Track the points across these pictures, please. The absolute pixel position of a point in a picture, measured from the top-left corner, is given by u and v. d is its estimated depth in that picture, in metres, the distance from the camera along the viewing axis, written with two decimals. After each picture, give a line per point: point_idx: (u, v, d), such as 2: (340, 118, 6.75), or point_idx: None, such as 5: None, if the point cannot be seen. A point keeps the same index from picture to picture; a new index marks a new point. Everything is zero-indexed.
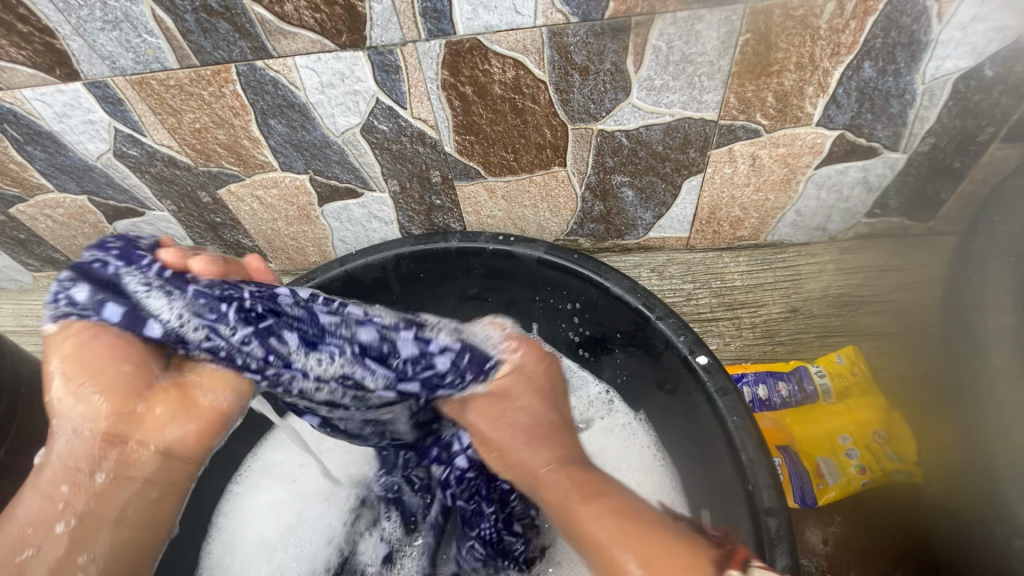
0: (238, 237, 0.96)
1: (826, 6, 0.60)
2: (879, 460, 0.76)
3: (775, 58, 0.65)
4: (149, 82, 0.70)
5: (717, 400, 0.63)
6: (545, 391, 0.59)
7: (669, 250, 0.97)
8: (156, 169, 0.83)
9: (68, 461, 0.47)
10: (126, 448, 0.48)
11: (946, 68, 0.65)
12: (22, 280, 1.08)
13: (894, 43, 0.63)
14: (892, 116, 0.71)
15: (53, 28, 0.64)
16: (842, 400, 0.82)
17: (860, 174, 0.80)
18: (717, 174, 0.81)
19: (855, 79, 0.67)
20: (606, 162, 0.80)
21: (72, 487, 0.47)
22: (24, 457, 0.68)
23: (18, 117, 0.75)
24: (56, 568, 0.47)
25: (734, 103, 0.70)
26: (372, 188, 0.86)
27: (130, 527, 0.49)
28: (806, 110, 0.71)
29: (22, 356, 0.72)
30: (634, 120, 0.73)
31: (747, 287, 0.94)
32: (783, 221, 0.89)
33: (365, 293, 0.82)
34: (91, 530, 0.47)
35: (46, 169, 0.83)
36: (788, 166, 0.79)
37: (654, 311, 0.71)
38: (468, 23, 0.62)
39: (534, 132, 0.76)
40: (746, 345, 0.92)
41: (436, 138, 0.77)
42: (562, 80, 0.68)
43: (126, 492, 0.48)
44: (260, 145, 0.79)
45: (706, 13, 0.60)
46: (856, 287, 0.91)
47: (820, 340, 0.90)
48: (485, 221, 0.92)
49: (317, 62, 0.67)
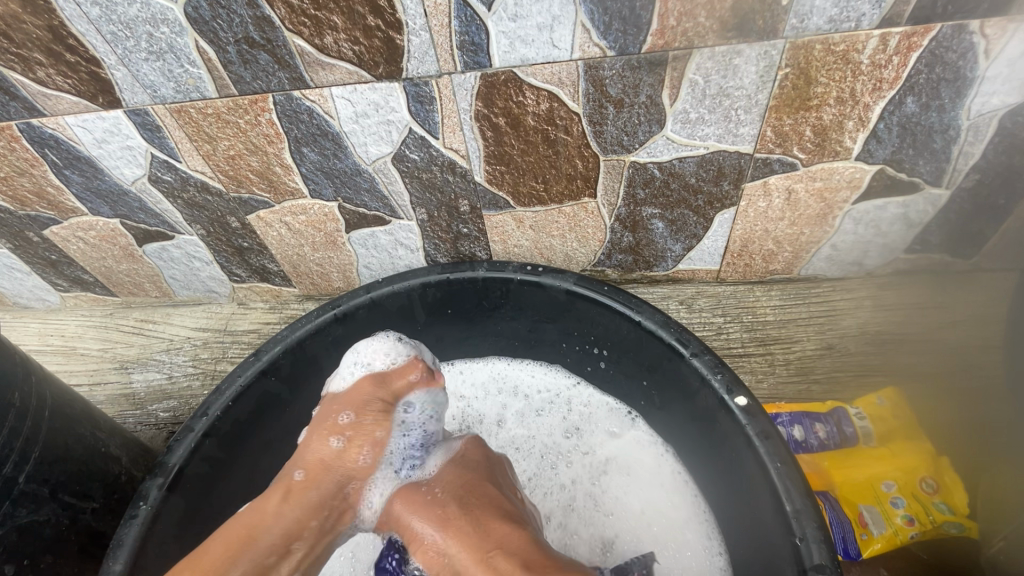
0: (264, 262, 0.96)
1: (869, 41, 0.59)
2: (929, 511, 0.72)
3: (814, 92, 0.64)
4: (188, 111, 0.71)
5: (759, 444, 0.61)
6: (467, 536, 0.58)
7: (698, 283, 0.95)
8: (189, 195, 0.84)
9: (318, 492, 0.65)
10: (304, 500, 0.63)
11: (992, 104, 0.64)
12: (50, 300, 1.09)
13: (939, 78, 0.62)
14: (935, 152, 0.69)
15: (99, 58, 0.65)
16: (883, 443, 0.79)
17: (900, 210, 0.78)
18: (751, 208, 0.79)
19: (897, 114, 0.66)
20: (637, 194, 0.79)
21: (317, 519, 0.63)
22: (40, 483, 0.66)
23: (58, 142, 0.77)
24: (282, 533, 0.61)
25: (771, 136, 0.69)
26: (400, 216, 0.86)
27: (267, 551, 0.59)
28: (845, 144, 0.69)
29: (48, 381, 0.71)
30: (667, 152, 0.72)
31: (780, 323, 0.91)
32: (818, 255, 0.87)
33: (389, 320, 0.84)
34: (290, 530, 0.61)
35: (81, 193, 0.85)
36: (825, 201, 0.77)
37: (688, 348, 0.69)
38: (504, 57, 0.63)
39: (565, 163, 0.75)
40: (780, 384, 0.87)
41: (467, 168, 0.77)
42: (596, 113, 0.68)
43: (277, 527, 0.61)
44: (292, 172, 0.79)
45: (745, 47, 0.60)
46: (893, 325, 0.88)
47: (858, 379, 0.86)
48: (512, 250, 0.91)
49: (353, 93, 0.68)
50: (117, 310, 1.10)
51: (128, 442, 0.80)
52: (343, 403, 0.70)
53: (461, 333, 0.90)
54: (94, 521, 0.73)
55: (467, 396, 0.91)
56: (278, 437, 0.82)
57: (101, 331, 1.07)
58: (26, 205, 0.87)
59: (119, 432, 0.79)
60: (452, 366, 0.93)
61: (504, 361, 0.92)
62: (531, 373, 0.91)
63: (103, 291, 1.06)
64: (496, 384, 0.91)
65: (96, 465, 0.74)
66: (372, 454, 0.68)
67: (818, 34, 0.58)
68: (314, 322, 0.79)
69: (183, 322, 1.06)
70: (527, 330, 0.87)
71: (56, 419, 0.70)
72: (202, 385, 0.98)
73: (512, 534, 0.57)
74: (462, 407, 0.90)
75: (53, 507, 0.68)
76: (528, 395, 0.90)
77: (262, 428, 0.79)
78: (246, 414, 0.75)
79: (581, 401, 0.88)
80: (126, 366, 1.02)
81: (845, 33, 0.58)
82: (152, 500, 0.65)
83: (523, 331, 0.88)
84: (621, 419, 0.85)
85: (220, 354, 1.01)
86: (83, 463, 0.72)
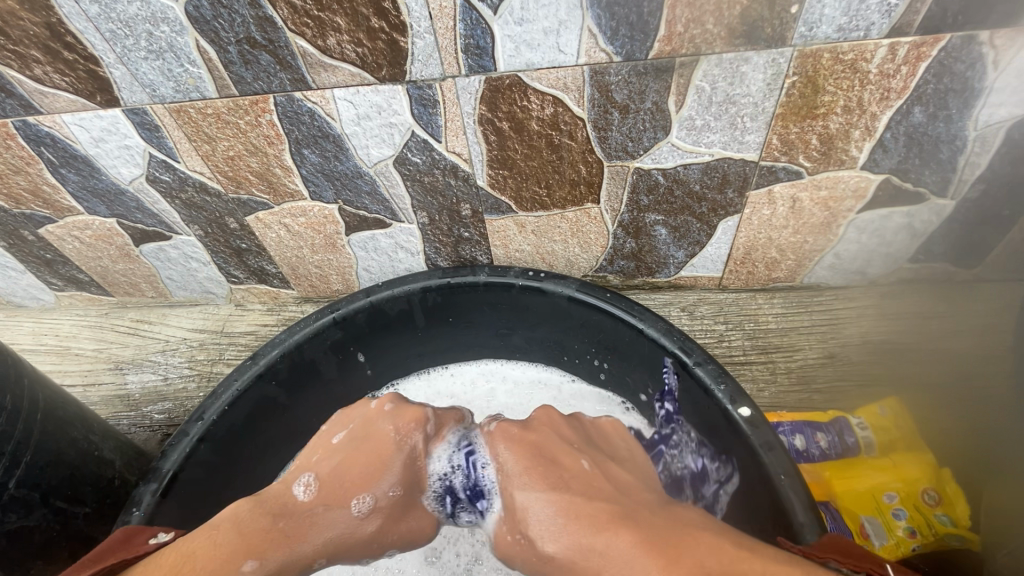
0: (262, 263, 0.95)
1: (878, 51, 0.58)
2: (930, 523, 0.71)
3: (821, 100, 0.63)
4: (187, 111, 0.70)
5: (763, 456, 0.60)
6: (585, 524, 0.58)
7: (700, 290, 0.94)
8: (186, 195, 0.83)
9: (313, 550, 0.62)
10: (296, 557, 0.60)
11: (1000, 115, 0.64)
12: (44, 300, 1.08)
13: (947, 89, 0.61)
14: (941, 162, 0.69)
15: (97, 56, 0.64)
16: (885, 453, 0.78)
17: (905, 219, 0.77)
18: (755, 216, 0.79)
19: (903, 124, 0.66)
20: (640, 201, 0.78)
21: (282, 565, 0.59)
22: (30, 488, 0.65)
23: (55, 140, 0.75)
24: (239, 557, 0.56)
25: (777, 144, 0.69)
26: (400, 220, 0.85)
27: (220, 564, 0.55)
28: (851, 153, 0.69)
29: (40, 383, 0.70)
30: (672, 158, 0.72)
31: (782, 330, 0.90)
32: (821, 263, 0.86)
33: (390, 325, 0.83)
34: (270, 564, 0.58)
35: (77, 192, 0.83)
36: (830, 210, 0.77)
37: (692, 357, 0.68)
38: (509, 60, 0.62)
39: (569, 168, 0.74)
40: (781, 393, 0.87)
41: (470, 172, 0.76)
42: (601, 118, 0.67)
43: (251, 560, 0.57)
44: (292, 174, 0.78)
45: (753, 54, 0.59)
46: (897, 335, 0.88)
47: (861, 390, 0.85)
48: (513, 255, 0.90)
49: (355, 95, 0.67)
50: (112, 309, 1.08)
51: (122, 445, 0.79)
52: (397, 524, 0.69)
53: (461, 338, 0.89)
54: (86, 526, 0.72)
55: (458, 393, 0.90)
56: (276, 445, 0.81)
57: (96, 330, 1.06)
58: (21, 204, 0.86)
59: (113, 436, 0.78)
60: (444, 367, 0.92)
61: (495, 359, 0.91)
62: (523, 370, 0.90)
63: (98, 290, 1.05)
64: (482, 379, 0.91)
65: (88, 469, 0.72)
66: (374, 551, 0.69)
67: (826, 42, 0.58)
68: (312, 326, 0.78)
69: (180, 323, 1.05)
70: (527, 336, 0.87)
71: (49, 422, 0.68)
72: (198, 386, 0.97)
73: (640, 524, 0.56)
74: (451, 402, 0.89)
75: (44, 512, 0.67)
76: (517, 382, 0.90)
77: (259, 432, 0.78)
78: (242, 418, 0.74)
79: (569, 396, 0.87)
80: (121, 367, 1.01)
81: (853, 42, 0.58)
82: (145, 507, 0.64)
83: (522, 336, 0.87)
84: (613, 405, 0.84)
85: (216, 355, 1.00)
86: (76, 468, 0.71)
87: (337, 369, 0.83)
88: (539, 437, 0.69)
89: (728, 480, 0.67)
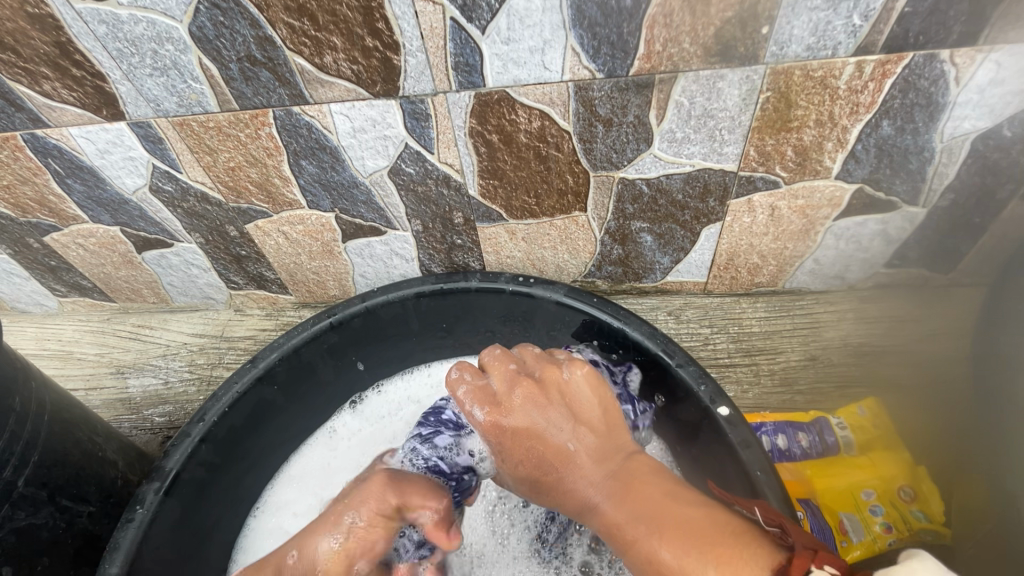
0: (261, 270, 0.98)
1: (845, 68, 0.62)
2: (906, 518, 0.73)
3: (794, 114, 0.67)
4: (190, 124, 0.73)
5: (740, 453, 0.63)
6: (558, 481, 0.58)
7: (686, 294, 0.97)
8: (188, 205, 0.85)
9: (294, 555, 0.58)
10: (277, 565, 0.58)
11: (964, 128, 0.67)
12: (47, 305, 1.10)
13: (912, 103, 0.65)
14: (911, 172, 0.72)
15: (104, 73, 0.67)
16: (864, 453, 0.81)
17: (879, 226, 0.80)
18: (737, 223, 0.82)
19: (874, 136, 0.69)
20: (625, 209, 0.81)
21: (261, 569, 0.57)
22: (36, 487, 0.68)
23: (62, 152, 0.78)
24: None
25: (754, 156, 0.72)
26: (395, 227, 0.88)
27: None
28: (825, 163, 0.72)
29: (47, 386, 0.72)
30: (655, 169, 0.75)
31: (765, 333, 0.93)
32: (802, 268, 0.89)
33: (386, 329, 0.86)
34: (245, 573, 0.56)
35: (83, 202, 0.86)
36: (807, 217, 0.80)
37: (674, 358, 0.71)
38: (497, 77, 0.65)
39: (557, 178, 0.78)
40: (764, 394, 0.89)
41: (461, 181, 0.79)
42: (586, 131, 0.70)
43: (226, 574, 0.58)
44: (290, 184, 0.81)
45: (728, 71, 0.63)
46: (874, 337, 0.91)
47: (841, 390, 0.88)
48: (505, 261, 0.93)
49: (351, 109, 0.70)
50: (114, 315, 1.11)
51: (125, 446, 0.82)
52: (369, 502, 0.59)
53: (453, 341, 0.91)
54: (91, 525, 0.74)
55: (424, 397, 0.92)
56: (270, 448, 0.84)
57: (98, 335, 1.09)
58: (27, 212, 0.89)
59: (116, 437, 0.81)
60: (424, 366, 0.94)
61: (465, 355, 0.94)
62: None
63: (101, 296, 1.08)
64: None
65: (93, 469, 0.75)
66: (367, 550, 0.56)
67: (797, 60, 0.61)
68: (310, 330, 0.80)
69: (180, 328, 1.08)
70: (515, 338, 0.90)
71: (55, 424, 0.71)
72: (198, 390, 0.99)
73: (602, 492, 0.54)
74: (416, 408, 0.91)
75: (51, 510, 0.69)
76: None
77: (257, 434, 0.80)
78: (241, 420, 0.77)
79: None
80: (123, 371, 1.04)
81: (822, 60, 0.61)
82: (149, 504, 0.67)
83: (509, 338, 0.90)
84: None
85: (215, 359, 1.03)
86: (82, 468, 0.74)
87: (334, 373, 0.86)
88: (519, 415, 0.60)
89: (628, 369, 0.77)
